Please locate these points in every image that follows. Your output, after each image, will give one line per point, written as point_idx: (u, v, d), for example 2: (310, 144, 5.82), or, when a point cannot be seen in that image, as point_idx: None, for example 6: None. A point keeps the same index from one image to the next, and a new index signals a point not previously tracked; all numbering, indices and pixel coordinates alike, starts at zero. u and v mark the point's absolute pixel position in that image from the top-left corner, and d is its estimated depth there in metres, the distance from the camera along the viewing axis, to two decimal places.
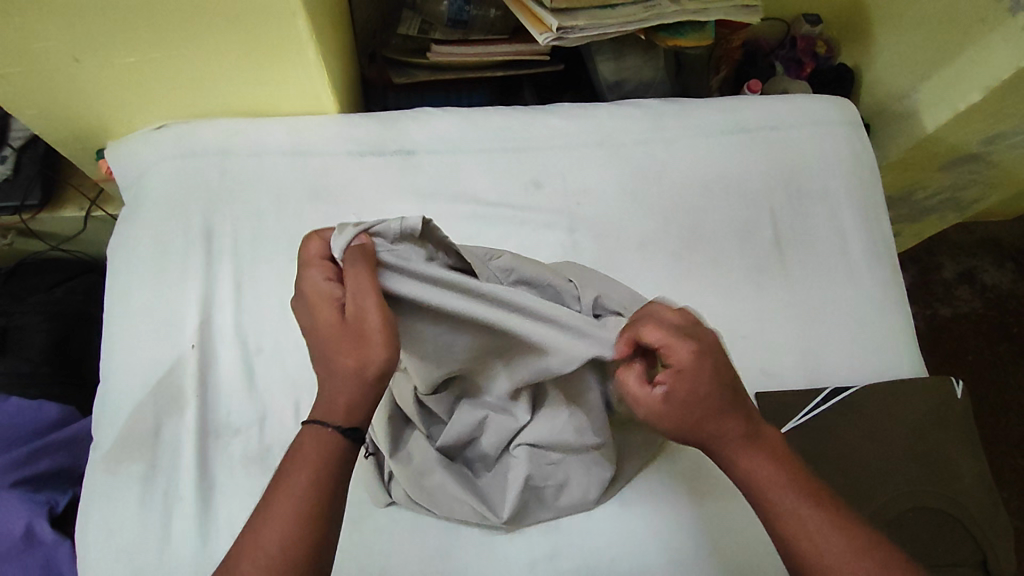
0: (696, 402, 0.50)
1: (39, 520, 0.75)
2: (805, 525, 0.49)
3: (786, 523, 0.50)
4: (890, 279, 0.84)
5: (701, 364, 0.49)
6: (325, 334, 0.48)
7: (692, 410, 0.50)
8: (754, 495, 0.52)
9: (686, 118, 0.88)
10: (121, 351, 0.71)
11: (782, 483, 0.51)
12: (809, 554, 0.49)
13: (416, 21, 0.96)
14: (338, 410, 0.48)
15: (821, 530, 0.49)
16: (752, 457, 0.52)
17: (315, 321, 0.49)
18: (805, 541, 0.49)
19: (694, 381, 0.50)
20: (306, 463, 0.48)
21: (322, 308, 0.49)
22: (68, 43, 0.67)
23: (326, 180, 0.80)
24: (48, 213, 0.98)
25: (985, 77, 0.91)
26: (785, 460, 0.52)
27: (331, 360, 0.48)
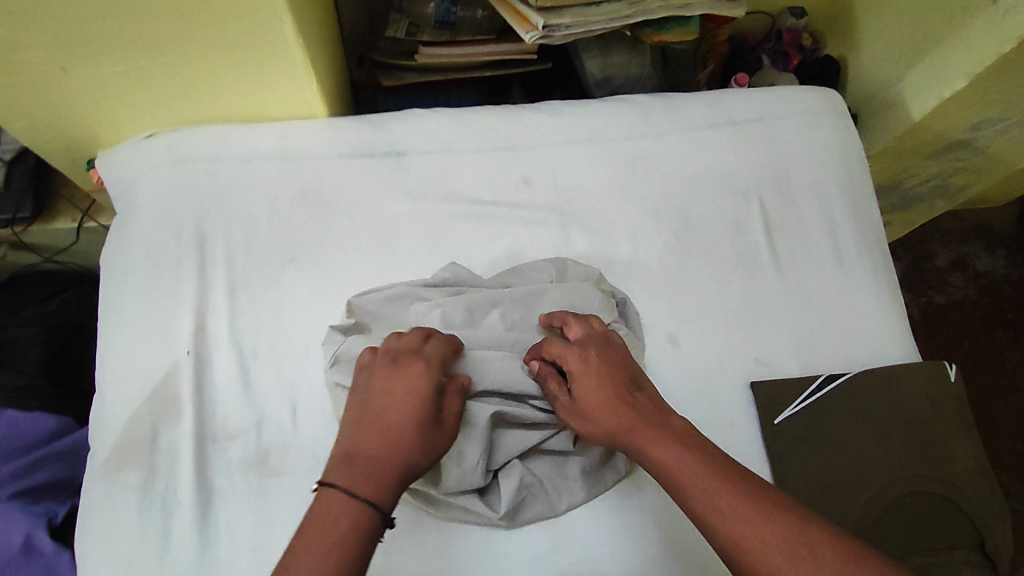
0: (591, 395, 0.59)
1: (38, 532, 0.75)
2: (703, 492, 0.51)
3: (690, 497, 0.51)
4: (880, 267, 0.84)
5: (586, 364, 0.61)
6: (396, 422, 0.55)
7: (593, 400, 0.59)
8: (668, 485, 0.53)
9: (673, 112, 0.89)
10: (116, 360, 0.71)
11: (678, 462, 0.53)
12: (715, 528, 0.49)
13: (404, 24, 0.96)
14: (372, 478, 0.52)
15: (711, 496, 0.50)
16: (658, 445, 0.55)
17: (388, 408, 0.56)
18: (705, 507, 0.50)
19: (585, 390, 0.60)
20: (329, 519, 0.49)
21: (414, 397, 0.56)
22: (54, 53, 0.67)
23: (317, 184, 0.80)
24: (40, 225, 0.98)
25: (970, 64, 0.91)
26: (689, 442, 0.55)
27: (382, 433, 0.54)
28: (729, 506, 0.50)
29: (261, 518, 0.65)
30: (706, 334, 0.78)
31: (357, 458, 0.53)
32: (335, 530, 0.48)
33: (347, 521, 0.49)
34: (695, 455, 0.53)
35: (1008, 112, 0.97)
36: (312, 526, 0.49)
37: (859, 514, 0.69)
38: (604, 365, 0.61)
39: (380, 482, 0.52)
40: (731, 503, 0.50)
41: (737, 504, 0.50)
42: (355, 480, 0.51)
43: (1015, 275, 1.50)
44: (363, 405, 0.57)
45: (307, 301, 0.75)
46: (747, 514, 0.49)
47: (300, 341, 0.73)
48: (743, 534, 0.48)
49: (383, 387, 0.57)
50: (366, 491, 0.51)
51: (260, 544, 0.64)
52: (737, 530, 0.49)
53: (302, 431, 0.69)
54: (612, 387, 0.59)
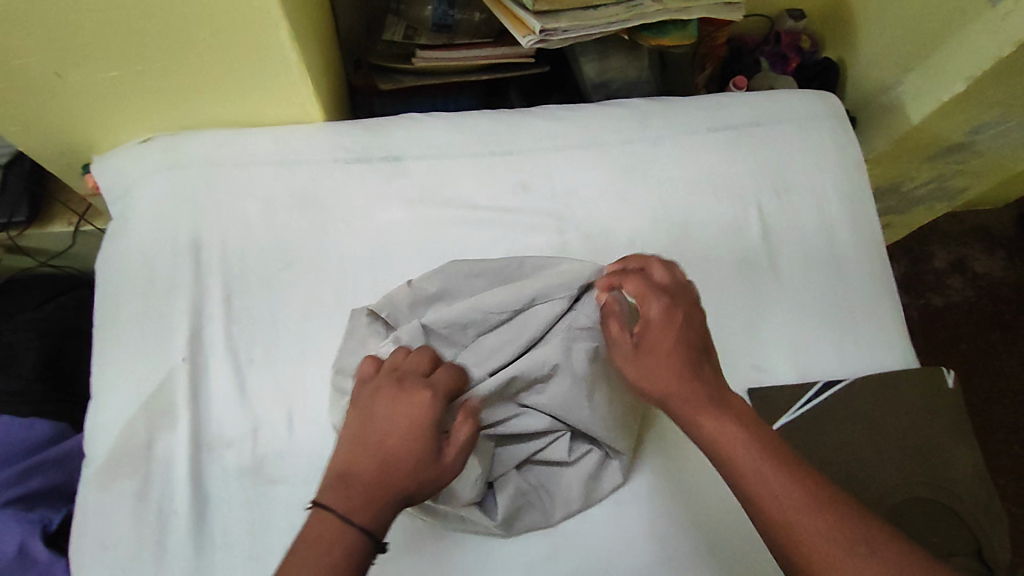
0: (658, 352, 0.58)
1: (33, 539, 0.75)
2: (762, 472, 0.50)
3: (743, 474, 0.50)
4: (878, 272, 0.84)
5: (664, 325, 0.59)
6: (395, 447, 0.53)
7: (652, 359, 0.58)
8: (715, 456, 0.53)
9: (671, 116, 0.88)
10: (112, 366, 0.71)
11: (732, 440, 0.52)
12: (765, 505, 0.49)
13: (401, 27, 0.96)
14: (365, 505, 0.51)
15: (770, 477, 0.50)
16: (712, 419, 0.54)
17: (389, 431, 0.54)
18: (761, 489, 0.49)
19: (649, 353, 0.58)
20: (323, 542, 0.49)
21: (415, 424, 0.54)
22: (48, 58, 0.67)
23: (314, 189, 0.79)
24: (35, 229, 0.98)
25: (968, 67, 0.91)
26: (744, 418, 0.54)
27: (383, 460, 0.53)
28: (786, 490, 0.49)
29: (258, 526, 0.65)
30: None
31: (354, 479, 0.52)
32: (327, 555, 0.48)
33: (337, 547, 0.49)
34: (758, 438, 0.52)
35: (1006, 116, 0.97)
36: (303, 546, 0.49)
37: None
38: (676, 331, 0.58)
39: (374, 510, 0.51)
40: (782, 484, 0.49)
41: (790, 489, 0.49)
42: (350, 504, 0.51)
43: (1013, 277, 1.50)
44: (366, 421, 0.55)
45: (303, 306, 0.75)
46: (797, 496, 0.49)
47: (296, 347, 0.73)
48: (792, 518, 0.48)
49: (388, 407, 0.55)
50: (360, 515, 0.50)
51: (255, 552, 0.64)
52: (787, 512, 0.48)
53: (299, 437, 0.69)
54: (674, 355, 0.57)
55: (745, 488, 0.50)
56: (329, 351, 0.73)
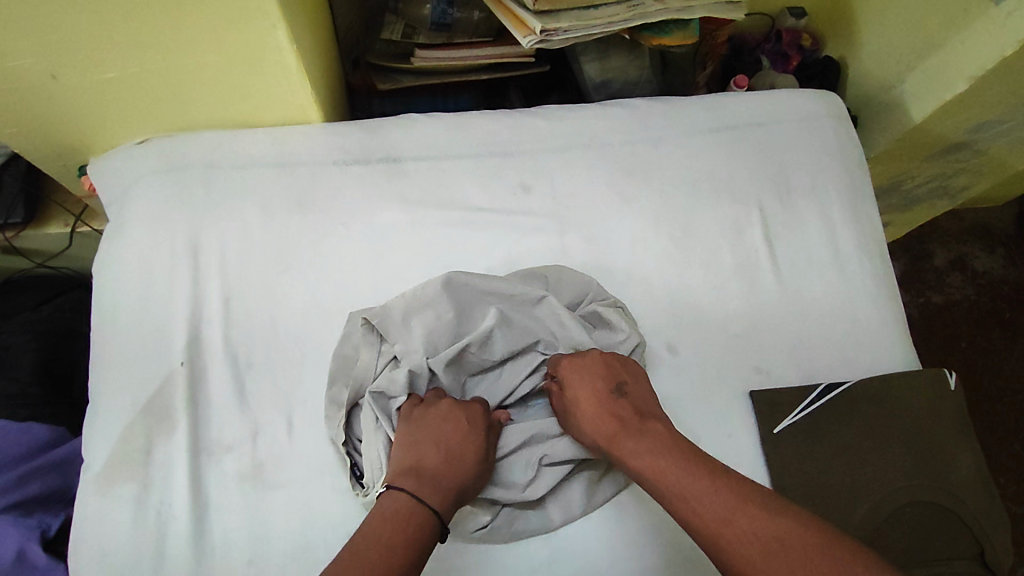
0: (587, 410, 0.64)
1: (31, 544, 0.74)
2: (678, 487, 0.54)
3: (663, 490, 0.55)
4: (880, 273, 0.84)
5: (577, 376, 0.67)
6: (450, 449, 0.61)
7: (591, 414, 0.64)
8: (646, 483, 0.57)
9: (672, 117, 0.88)
10: (109, 371, 0.70)
11: (647, 463, 0.57)
12: (683, 507, 0.53)
13: (400, 26, 0.95)
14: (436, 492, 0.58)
15: (682, 490, 0.54)
16: (633, 450, 0.59)
17: (445, 435, 0.63)
18: (676, 496, 0.54)
19: (583, 398, 0.65)
20: (393, 517, 0.55)
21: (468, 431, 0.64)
22: (43, 60, 0.66)
23: (312, 191, 0.79)
24: (32, 230, 0.97)
25: (971, 66, 0.90)
26: (663, 441, 0.59)
27: (444, 459, 0.61)
28: (699, 499, 0.52)
29: (257, 532, 0.64)
30: (706, 342, 0.77)
31: (424, 471, 0.60)
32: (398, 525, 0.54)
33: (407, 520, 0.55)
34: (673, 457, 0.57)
35: (1009, 115, 0.97)
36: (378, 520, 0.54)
37: (859, 525, 0.69)
38: (591, 377, 0.66)
39: (440, 497, 0.58)
40: (692, 486, 0.54)
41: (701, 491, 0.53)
42: (422, 489, 0.58)
43: (1013, 275, 1.49)
44: (416, 431, 0.63)
45: (303, 310, 0.74)
46: (702, 498, 0.52)
47: (296, 351, 0.72)
48: (707, 517, 0.51)
49: (444, 416, 0.64)
50: (430, 499, 0.57)
51: (255, 558, 0.63)
52: (699, 508, 0.52)
53: (298, 441, 0.68)
54: (601, 397, 0.65)
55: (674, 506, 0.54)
56: (329, 355, 0.72)
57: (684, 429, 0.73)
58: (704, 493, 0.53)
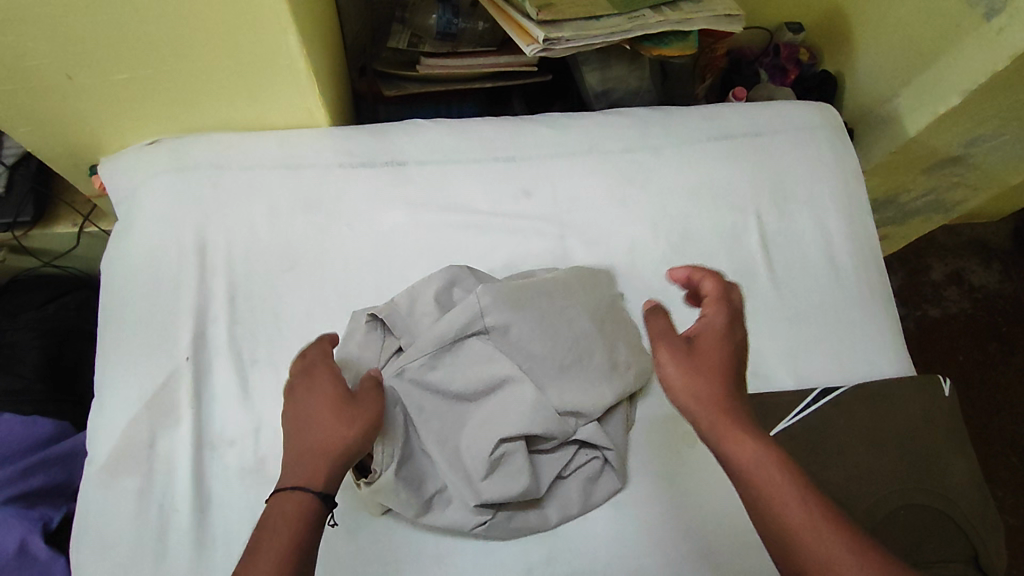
0: (706, 359, 0.58)
1: (33, 536, 0.75)
2: (813, 526, 0.48)
3: (768, 491, 0.51)
4: (875, 281, 0.85)
5: (716, 326, 0.61)
6: (323, 419, 0.55)
7: (702, 367, 0.58)
8: (739, 475, 0.53)
9: (672, 126, 0.90)
10: (115, 365, 0.71)
11: (763, 461, 0.52)
12: (782, 518, 0.49)
13: (405, 35, 0.98)
14: (316, 476, 0.53)
15: (820, 528, 0.48)
16: (737, 437, 0.54)
17: (318, 406, 0.56)
18: (786, 515, 0.49)
19: (705, 348, 0.59)
20: (286, 522, 0.50)
21: (336, 394, 0.57)
22: (59, 60, 0.68)
23: (319, 193, 0.80)
24: (41, 229, 0.98)
25: (963, 81, 0.92)
26: (778, 447, 0.53)
27: (330, 433, 0.55)
28: (842, 549, 0.47)
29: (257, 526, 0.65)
30: None
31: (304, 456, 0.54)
32: (281, 530, 0.50)
33: (288, 521, 0.50)
34: (809, 489, 0.50)
35: (1001, 129, 0.99)
36: (262, 534, 0.50)
37: None
38: (726, 338, 0.60)
39: (321, 475, 0.53)
40: (806, 509, 0.49)
41: (815, 512, 0.49)
42: (302, 480, 0.52)
43: (1009, 290, 1.51)
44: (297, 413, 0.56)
45: (308, 309, 0.75)
46: (821, 524, 0.48)
47: (299, 348, 0.73)
48: (824, 550, 0.47)
49: (309, 388, 0.58)
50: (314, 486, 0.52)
51: None
52: (808, 536, 0.48)
53: None
54: (722, 376, 0.57)
55: (784, 539, 0.49)
56: None
57: (681, 431, 0.74)
58: (854, 547, 0.47)
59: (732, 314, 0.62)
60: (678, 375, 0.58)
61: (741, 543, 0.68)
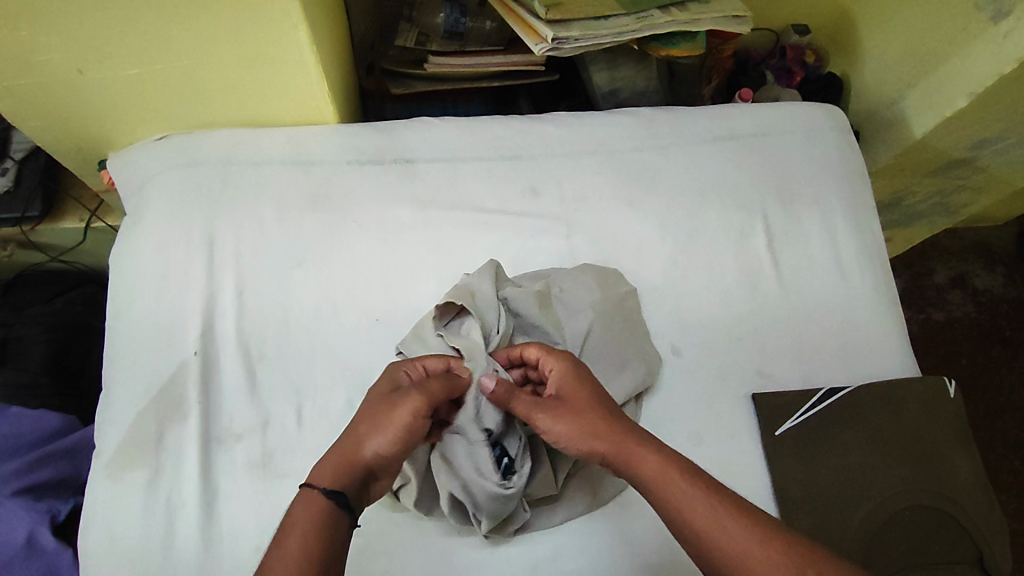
0: (581, 407, 0.59)
1: (41, 528, 0.75)
2: (723, 527, 0.50)
3: (678, 503, 0.52)
4: (881, 283, 0.85)
5: (569, 370, 0.62)
6: (362, 419, 0.57)
7: (581, 412, 0.59)
8: (648, 492, 0.54)
9: (679, 126, 0.90)
10: (124, 359, 0.72)
11: (668, 473, 0.53)
12: (694, 528, 0.50)
13: (413, 33, 0.98)
14: (326, 475, 0.53)
15: (729, 529, 0.49)
16: (639, 454, 0.55)
17: (364, 407, 0.58)
18: (698, 521, 0.50)
19: (574, 395, 0.60)
20: (294, 519, 0.50)
21: (378, 397, 0.59)
22: (71, 55, 0.68)
23: (327, 190, 0.81)
24: (48, 224, 0.99)
25: (970, 84, 0.93)
26: (680, 457, 0.55)
27: (353, 436, 0.56)
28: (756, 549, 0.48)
29: (265, 520, 0.65)
30: (709, 345, 0.79)
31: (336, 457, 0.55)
32: (295, 528, 0.50)
33: (302, 516, 0.50)
34: (710, 488, 0.52)
35: (1008, 133, 0.99)
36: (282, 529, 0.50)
37: (859, 527, 0.69)
38: (584, 377, 0.62)
39: (335, 475, 0.53)
40: (715, 512, 0.50)
41: (728, 514, 0.50)
42: (321, 479, 0.53)
43: (1013, 294, 1.51)
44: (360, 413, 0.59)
45: (314, 305, 0.75)
46: (733, 525, 0.49)
47: (306, 344, 0.74)
48: (738, 551, 0.49)
49: (374, 390, 0.60)
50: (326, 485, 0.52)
51: (262, 545, 0.64)
52: (721, 542, 0.49)
53: (307, 432, 0.69)
54: (602, 412, 0.59)
55: (704, 547, 0.50)
56: (339, 349, 0.74)
57: (688, 430, 0.74)
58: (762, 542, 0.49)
59: (571, 360, 0.63)
60: (568, 428, 0.58)
61: None
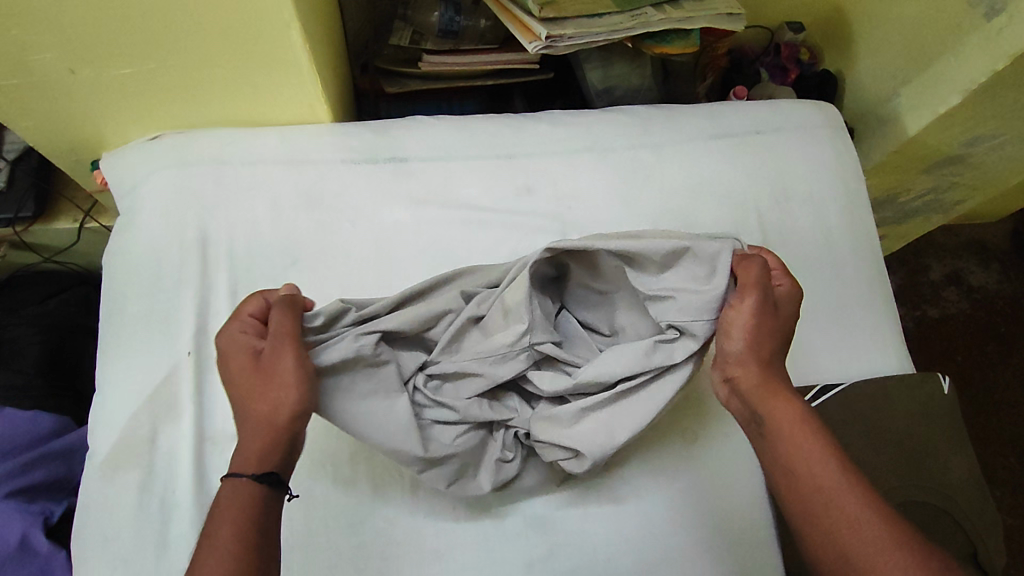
0: (768, 332, 0.58)
1: (34, 530, 0.75)
2: (845, 489, 0.49)
3: (812, 450, 0.51)
4: (876, 281, 0.85)
5: (792, 308, 0.61)
6: (240, 391, 0.54)
7: (767, 335, 0.58)
8: (782, 428, 0.54)
9: (673, 124, 0.90)
10: (117, 360, 0.71)
11: (813, 428, 0.53)
12: (819, 473, 0.50)
13: (408, 31, 0.98)
14: (250, 460, 0.51)
15: (854, 492, 0.49)
16: (782, 398, 0.55)
17: (234, 377, 0.55)
18: (822, 473, 0.50)
19: (772, 324, 0.59)
20: (232, 511, 0.49)
21: (242, 365, 0.55)
22: (62, 54, 0.68)
23: (321, 190, 0.80)
24: (41, 225, 0.98)
25: (964, 80, 0.93)
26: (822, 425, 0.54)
27: (249, 413, 0.53)
28: (871, 520, 0.47)
29: None
30: None
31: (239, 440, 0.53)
32: (230, 517, 0.48)
33: (235, 505, 0.49)
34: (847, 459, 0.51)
35: (1001, 129, 0.99)
36: (209, 527, 0.48)
37: None
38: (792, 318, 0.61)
39: (257, 455, 0.51)
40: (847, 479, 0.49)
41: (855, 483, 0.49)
42: (237, 464, 0.51)
43: (1008, 290, 1.51)
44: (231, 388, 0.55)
45: (309, 305, 0.75)
46: (855, 495, 0.48)
47: None
48: (855, 514, 0.47)
49: (236, 354, 0.56)
50: (248, 469, 0.51)
51: None
52: (844, 501, 0.48)
53: None
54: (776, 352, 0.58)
55: (818, 493, 0.49)
56: None
57: (684, 427, 0.74)
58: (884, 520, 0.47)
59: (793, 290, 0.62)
60: (757, 337, 0.57)
61: (739, 540, 0.69)
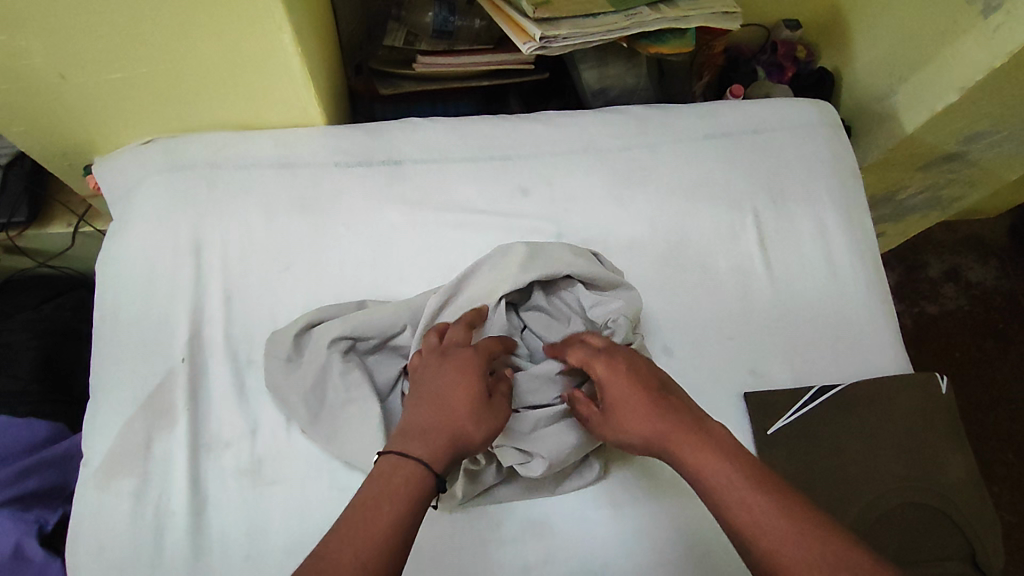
0: (625, 406, 0.59)
1: (28, 539, 0.75)
2: (769, 527, 0.49)
3: (723, 500, 0.51)
4: (874, 281, 0.85)
5: (615, 364, 0.61)
6: (458, 402, 0.56)
7: (627, 407, 0.59)
8: (696, 485, 0.54)
9: (669, 124, 0.89)
10: (111, 367, 0.71)
11: (721, 471, 0.53)
12: (741, 519, 0.50)
13: (402, 32, 0.97)
14: (432, 460, 0.52)
15: (776, 525, 0.49)
16: (682, 447, 0.55)
17: (449, 388, 0.57)
18: (739, 518, 0.50)
19: (615, 395, 0.60)
20: (396, 495, 0.50)
21: (469, 379, 0.57)
22: (52, 60, 0.67)
23: (315, 193, 0.80)
24: (35, 230, 0.98)
25: (960, 78, 0.92)
26: (734, 454, 0.54)
27: (451, 418, 0.55)
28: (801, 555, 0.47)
29: (256, 527, 0.65)
30: (701, 344, 0.78)
31: (421, 435, 0.54)
32: (393, 500, 0.49)
33: (409, 494, 0.50)
34: (764, 488, 0.51)
35: (999, 126, 0.99)
36: (372, 504, 0.49)
37: (851, 525, 0.69)
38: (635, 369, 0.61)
39: (435, 454, 0.53)
40: (764, 513, 0.49)
41: (775, 513, 0.49)
42: (420, 454, 0.53)
43: (1006, 286, 1.51)
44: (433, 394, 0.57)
45: (303, 309, 0.75)
46: (778, 527, 0.49)
47: None
48: (779, 550, 0.48)
49: (452, 370, 0.58)
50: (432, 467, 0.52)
51: (252, 553, 0.64)
52: (769, 542, 0.48)
53: (297, 437, 0.69)
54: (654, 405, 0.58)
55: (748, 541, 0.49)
56: None
57: None
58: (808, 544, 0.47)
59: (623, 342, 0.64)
60: (614, 428, 0.59)
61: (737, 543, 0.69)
